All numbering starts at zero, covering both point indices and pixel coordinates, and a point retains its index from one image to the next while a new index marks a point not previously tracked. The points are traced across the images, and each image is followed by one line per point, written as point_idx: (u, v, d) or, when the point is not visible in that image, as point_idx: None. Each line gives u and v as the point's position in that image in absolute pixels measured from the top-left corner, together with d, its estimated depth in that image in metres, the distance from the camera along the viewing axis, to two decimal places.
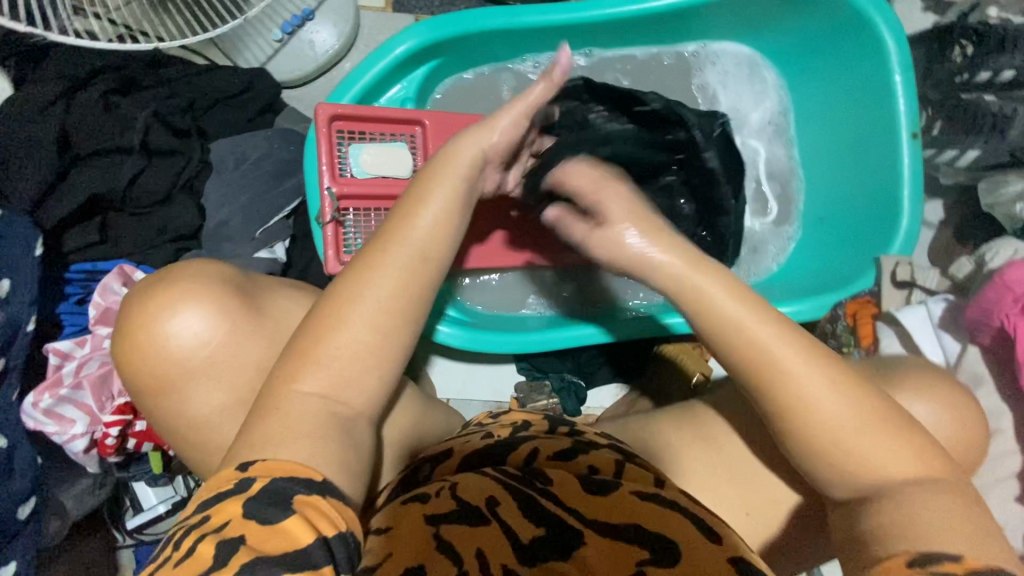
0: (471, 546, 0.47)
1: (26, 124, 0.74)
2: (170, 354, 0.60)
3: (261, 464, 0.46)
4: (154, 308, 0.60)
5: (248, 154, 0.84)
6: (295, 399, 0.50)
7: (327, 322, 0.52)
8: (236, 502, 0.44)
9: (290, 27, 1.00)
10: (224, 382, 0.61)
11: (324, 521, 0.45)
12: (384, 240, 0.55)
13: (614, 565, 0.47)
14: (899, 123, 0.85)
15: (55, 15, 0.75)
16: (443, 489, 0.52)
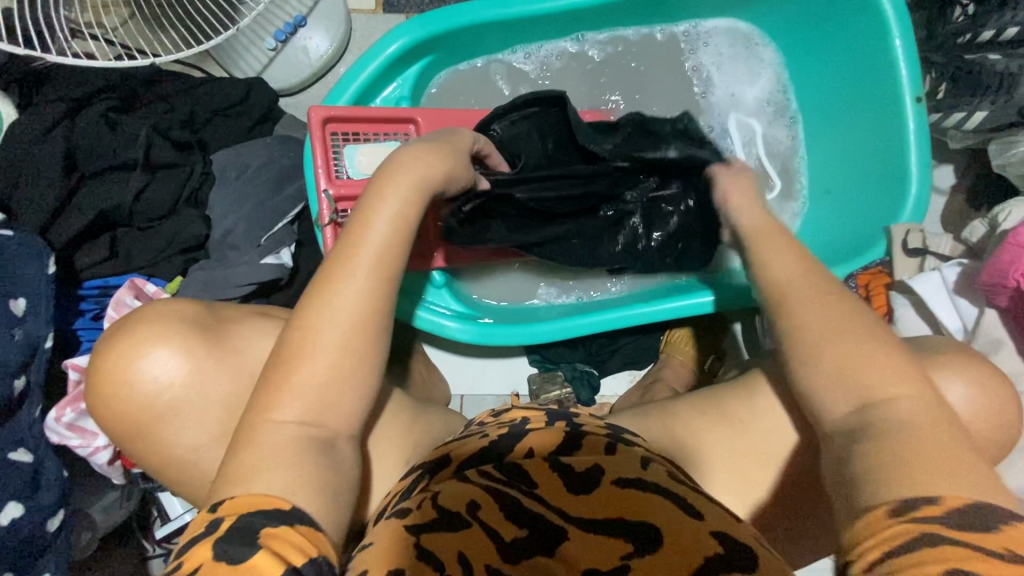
0: (452, 549, 0.48)
1: (32, 147, 0.76)
2: (144, 397, 0.60)
3: (229, 503, 0.47)
4: (118, 355, 0.60)
5: (249, 163, 0.86)
6: (270, 429, 0.51)
7: (303, 333, 0.54)
8: (205, 546, 0.43)
9: (283, 35, 1.01)
10: (201, 419, 0.61)
11: (294, 553, 0.44)
12: (344, 250, 0.57)
13: (601, 558, 0.49)
14: (900, 89, 0.84)
15: (53, 38, 0.76)
16: (424, 501, 0.53)
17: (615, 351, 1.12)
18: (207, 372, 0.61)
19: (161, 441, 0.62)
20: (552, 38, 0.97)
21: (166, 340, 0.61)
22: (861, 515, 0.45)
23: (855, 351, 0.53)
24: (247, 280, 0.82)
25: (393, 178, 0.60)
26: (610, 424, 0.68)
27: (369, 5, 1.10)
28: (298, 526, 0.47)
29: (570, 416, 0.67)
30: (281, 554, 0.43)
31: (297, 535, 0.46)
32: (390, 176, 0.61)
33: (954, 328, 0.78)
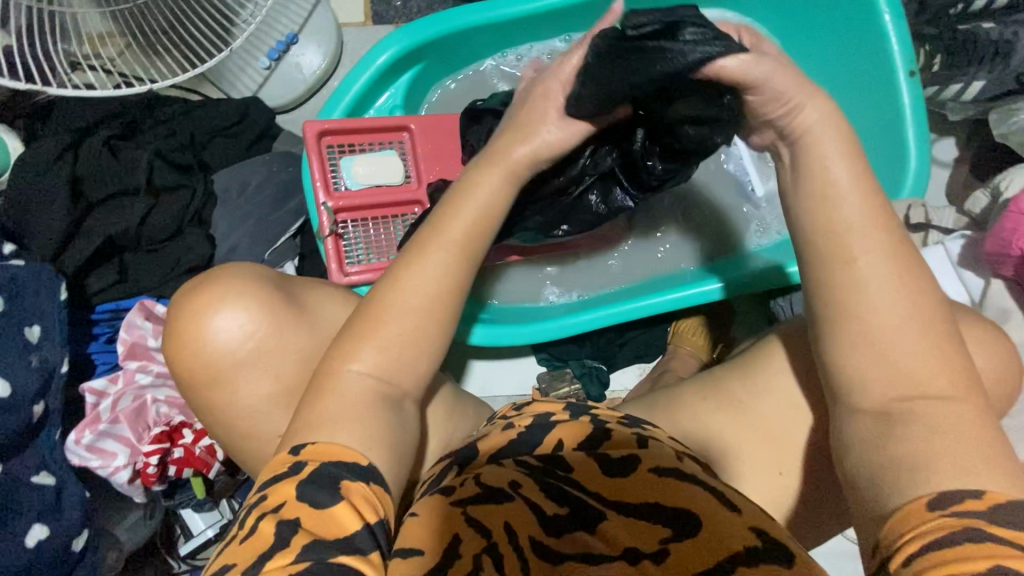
0: (498, 521, 0.53)
1: (40, 178, 0.78)
2: (218, 345, 0.66)
3: (311, 448, 0.50)
4: (201, 307, 0.66)
5: (249, 181, 0.87)
6: (350, 375, 0.54)
7: (378, 308, 0.57)
8: (290, 485, 0.47)
9: (276, 53, 1.03)
10: (269, 371, 0.67)
11: (368, 509, 0.47)
12: (437, 230, 0.60)
13: (637, 538, 0.53)
14: (894, 64, 0.83)
15: (54, 72, 0.78)
16: (466, 480, 0.56)
17: (623, 345, 1.12)
18: (279, 331, 0.67)
19: (217, 399, 0.67)
20: (540, 38, 0.97)
21: (242, 300, 0.67)
22: (891, 517, 0.46)
23: (876, 322, 0.51)
24: None
25: (491, 164, 0.63)
26: (628, 416, 0.66)
27: (358, 18, 1.12)
28: (372, 482, 0.49)
29: (590, 409, 0.65)
30: (358, 509, 0.46)
31: (374, 495, 0.49)
32: (485, 162, 0.63)
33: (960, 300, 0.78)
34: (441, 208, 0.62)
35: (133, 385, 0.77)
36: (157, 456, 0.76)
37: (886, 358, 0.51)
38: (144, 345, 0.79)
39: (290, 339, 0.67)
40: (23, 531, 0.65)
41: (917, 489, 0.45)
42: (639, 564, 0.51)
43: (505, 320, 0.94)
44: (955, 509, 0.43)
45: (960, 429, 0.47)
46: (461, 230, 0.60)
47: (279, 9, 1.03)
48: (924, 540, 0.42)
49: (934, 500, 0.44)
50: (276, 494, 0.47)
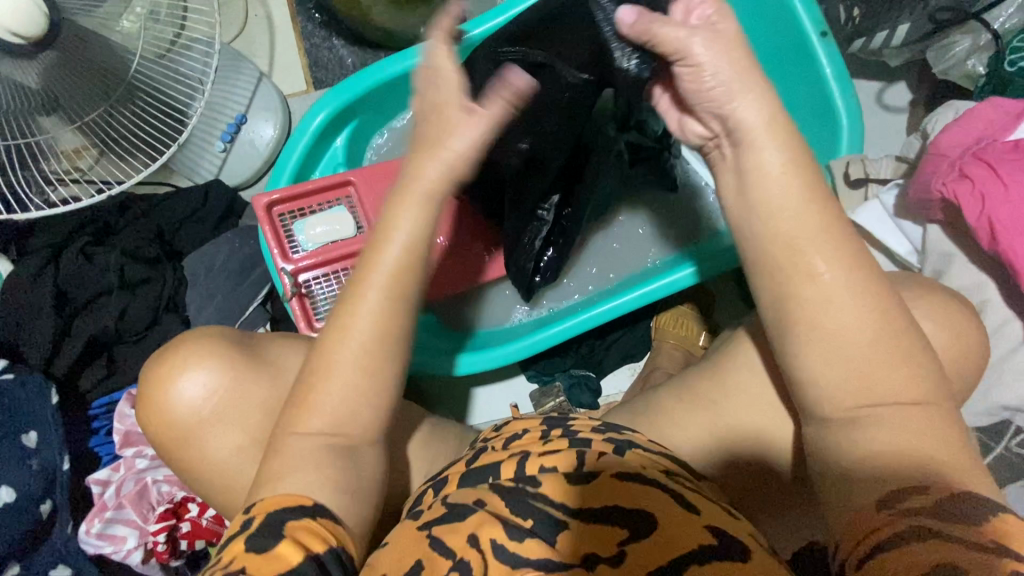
0: (463, 536, 0.50)
1: (26, 294, 0.85)
2: (190, 404, 0.67)
3: (260, 504, 0.52)
4: (168, 369, 0.68)
5: (214, 260, 0.92)
6: (300, 432, 0.56)
7: (321, 371, 0.57)
8: (238, 540, 0.49)
9: (228, 135, 1.09)
10: (240, 424, 0.68)
11: (316, 541, 0.49)
12: (365, 270, 0.57)
13: (598, 540, 0.49)
14: (805, 28, 0.82)
15: (27, 196, 0.86)
16: (435, 503, 0.57)
17: (609, 347, 1.13)
18: (240, 385, 0.68)
19: (195, 457, 0.68)
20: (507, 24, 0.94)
21: (212, 354, 0.68)
22: (848, 530, 0.48)
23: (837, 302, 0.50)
24: None
25: (405, 199, 0.56)
26: (606, 422, 0.66)
27: (300, 86, 1.19)
28: (320, 518, 0.52)
29: (566, 422, 0.65)
30: (304, 542, 0.49)
31: (320, 527, 0.51)
32: (400, 197, 0.57)
33: (905, 251, 0.78)
34: (365, 248, 0.58)
35: (134, 470, 0.82)
36: (164, 534, 0.80)
37: (814, 324, 0.50)
38: (137, 431, 0.84)
39: (263, 386, 0.69)
40: None
41: (863, 499, 0.48)
42: (596, 568, 0.48)
43: (494, 343, 0.96)
44: (908, 504, 0.46)
45: (903, 413, 0.50)
46: (384, 272, 0.57)
47: (223, 94, 1.09)
48: (879, 538, 0.45)
49: (884, 501, 0.47)
50: (228, 551, 0.49)
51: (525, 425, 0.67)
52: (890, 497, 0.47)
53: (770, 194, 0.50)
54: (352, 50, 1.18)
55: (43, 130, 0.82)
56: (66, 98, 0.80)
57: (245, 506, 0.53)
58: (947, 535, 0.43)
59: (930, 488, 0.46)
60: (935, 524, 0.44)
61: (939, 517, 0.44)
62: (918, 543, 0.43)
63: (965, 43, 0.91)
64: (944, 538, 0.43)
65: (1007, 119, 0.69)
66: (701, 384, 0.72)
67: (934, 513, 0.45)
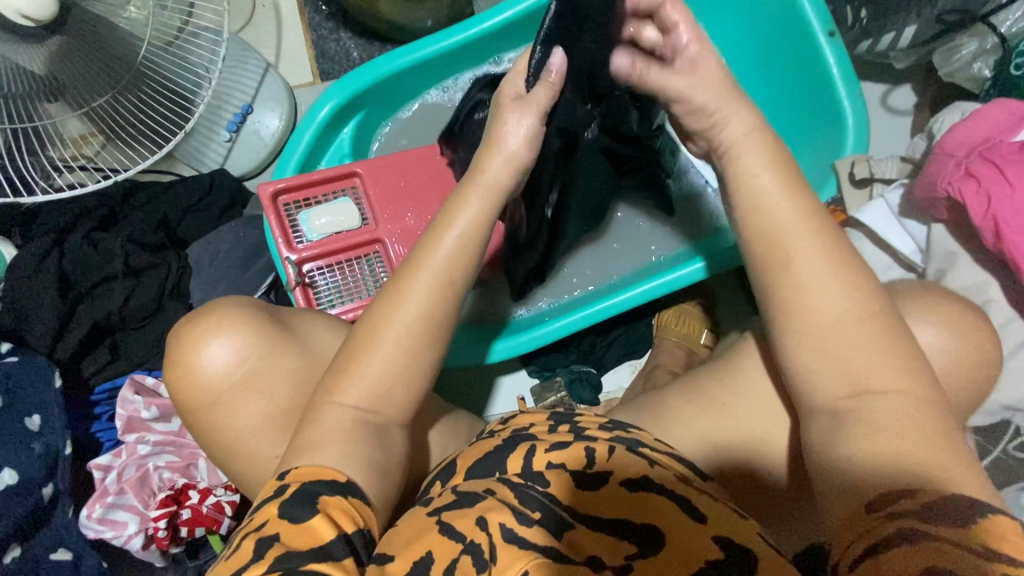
0: (472, 520, 0.50)
1: (31, 277, 0.85)
2: (218, 369, 0.67)
3: (294, 472, 0.53)
4: (198, 333, 0.67)
5: (219, 248, 0.93)
6: (335, 408, 0.57)
7: (358, 356, 0.58)
8: (273, 505, 0.50)
9: (234, 125, 1.09)
10: (257, 401, 0.67)
11: (347, 520, 0.50)
12: (418, 259, 0.60)
13: (604, 550, 0.49)
14: (813, 28, 0.83)
15: (34, 181, 0.86)
16: (445, 491, 0.57)
17: (610, 344, 1.13)
18: (271, 352, 0.68)
19: (209, 430, 0.68)
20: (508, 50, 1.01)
21: (233, 325, 0.68)
22: (846, 525, 0.48)
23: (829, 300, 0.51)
24: None
25: (470, 195, 0.61)
26: (613, 420, 0.66)
27: (307, 78, 1.19)
28: (352, 496, 0.52)
29: (572, 418, 0.65)
30: (335, 518, 0.49)
31: (352, 507, 0.51)
32: (465, 193, 0.61)
33: (909, 250, 0.78)
34: (422, 241, 0.61)
35: (136, 455, 0.82)
36: (165, 520, 0.80)
37: (818, 315, 0.52)
38: (140, 416, 0.84)
39: (286, 358, 0.68)
40: None
41: (863, 494, 0.48)
42: (600, 571, 0.47)
43: (512, 330, 0.95)
44: (891, 510, 0.46)
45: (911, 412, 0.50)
46: (440, 260, 0.60)
47: (230, 83, 1.10)
48: (875, 537, 0.45)
49: (873, 503, 0.47)
50: (262, 514, 0.50)
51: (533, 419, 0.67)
52: (873, 503, 0.47)
53: (763, 190, 0.55)
54: (359, 42, 1.18)
55: (49, 116, 0.82)
56: (74, 84, 0.80)
57: (277, 473, 0.54)
58: (937, 535, 0.42)
59: (917, 491, 0.46)
60: (915, 523, 0.44)
61: (921, 517, 0.44)
62: (911, 547, 0.42)
63: (971, 46, 0.92)
64: (926, 536, 0.42)
65: (1011, 121, 0.70)
66: (706, 382, 0.73)
67: (918, 512, 0.44)
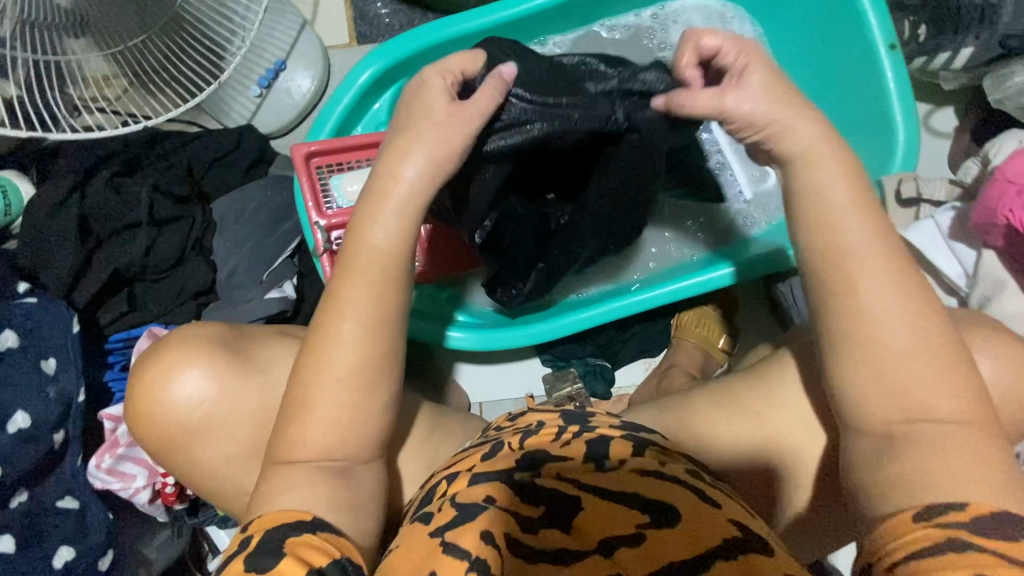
0: (478, 531, 0.50)
1: (51, 217, 0.82)
2: (178, 414, 0.64)
3: (257, 521, 0.51)
4: (157, 378, 0.64)
5: (246, 206, 0.90)
6: (308, 429, 0.55)
7: (306, 377, 0.56)
8: (240, 559, 0.47)
9: (266, 81, 1.06)
10: (234, 433, 0.66)
11: (319, 552, 0.48)
12: (346, 267, 0.57)
13: (615, 522, 0.51)
14: (873, 40, 0.81)
15: (58, 118, 0.82)
16: (444, 503, 0.54)
17: (627, 340, 1.12)
18: (234, 397, 0.65)
19: (199, 463, 0.66)
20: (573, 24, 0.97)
21: (192, 358, 0.65)
22: (881, 526, 0.49)
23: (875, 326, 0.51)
24: (255, 316, 0.85)
25: (381, 192, 0.57)
26: (623, 419, 0.64)
27: (343, 39, 1.15)
28: (320, 530, 0.51)
29: (586, 419, 0.63)
30: (310, 558, 0.47)
31: (323, 542, 0.50)
32: (376, 189, 0.57)
33: (955, 274, 0.78)
34: (354, 223, 0.58)
35: None
36: (174, 477, 0.79)
37: (882, 343, 0.51)
38: None
39: (251, 398, 0.66)
40: (51, 552, 0.69)
41: (896, 503, 0.49)
42: (615, 556, 0.49)
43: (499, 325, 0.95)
44: (940, 519, 0.46)
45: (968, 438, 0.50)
46: (369, 267, 0.56)
47: (266, 37, 1.06)
48: (915, 548, 0.46)
49: (919, 513, 0.47)
50: (230, 571, 0.47)
51: (540, 418, 0.65)
52: (926, 509, 0.47)
53: (833, 209, 0.53)
54: (399, 8, 1.15)
55: (71, 53, 0.78)
56: (102, 21, 0.77)
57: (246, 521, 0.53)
58: (976, 545, 0.44)
59: (965, 503, 0.46)
60: (962, 531, 0.45)
61: (965, 530, 0.45)
62: (953, 554, 0.44)
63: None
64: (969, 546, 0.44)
65: None
66: (750, 398, 0.72)
67: (969, 524, 0.45)
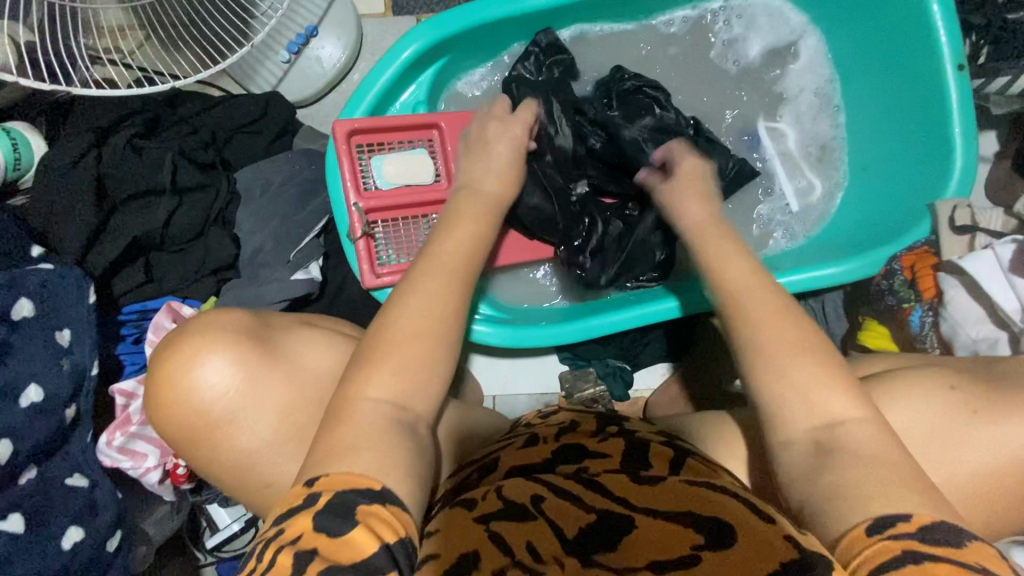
0: (522, 539, 0.46)
1: (65, 178, 0.77)
2: (196, 409, 0.61)
3: (325, 479, 0.45)
4: (170, 370, 0.61)
5: (273, 179, 0.86)
6: (364, 407, 0.51)
7: (362, 368, 0.53)
8: (306, 516, 0.42)
9: (295, 46, 1.00)
10: (262, 422, 0.62)
11: (385, 527, 0.43)
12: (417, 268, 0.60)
13: (662, 545, 0.45)
14: (942, 58, 0.79)
15: (76, 69, 0.76)
16: (488, 492, 0.51)
17: (647, 343, 1.08)
18: (255, 392, 0.62)
19: (219, 458, 0.63)
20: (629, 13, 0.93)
21: (216, 351, 0.62)
22: (836, 542, 0.43)
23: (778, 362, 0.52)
24: (278, 297, 0.82)
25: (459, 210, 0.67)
26: (667, 433, 0.63)
27: (378, 9, 1.09)
28: (389, 503, 0.44)
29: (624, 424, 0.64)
30: (374, 529, 0.42)
31: (391, 515, 0.44)
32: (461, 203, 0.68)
33: (1011, 307, 0.72)
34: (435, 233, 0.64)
35: None
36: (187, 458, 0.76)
37: (782, 362, 0.52)
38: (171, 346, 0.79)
39: (271, 392, 0.63)
40: (60, 533, 0.65)
41: (853, 516, 0.43)
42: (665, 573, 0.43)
43: (522, 322, 0.90)
44: (892, 531, 0.41)
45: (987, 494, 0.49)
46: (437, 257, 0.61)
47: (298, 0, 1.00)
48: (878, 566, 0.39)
49: (872, 524, 0.42)
50: (293, 526, 0.42)
51: (573, 418, 0.67)
52: (868, 524, 0.42)
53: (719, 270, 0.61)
54: None
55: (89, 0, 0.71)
56: None
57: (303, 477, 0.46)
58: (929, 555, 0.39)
59: (909, 514, 0.42)
60: (916, 543, 0.40)
61: (919, 540, 0.40)
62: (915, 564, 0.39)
63: None
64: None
65: None
66: None
67: (917, 533, 0.40)
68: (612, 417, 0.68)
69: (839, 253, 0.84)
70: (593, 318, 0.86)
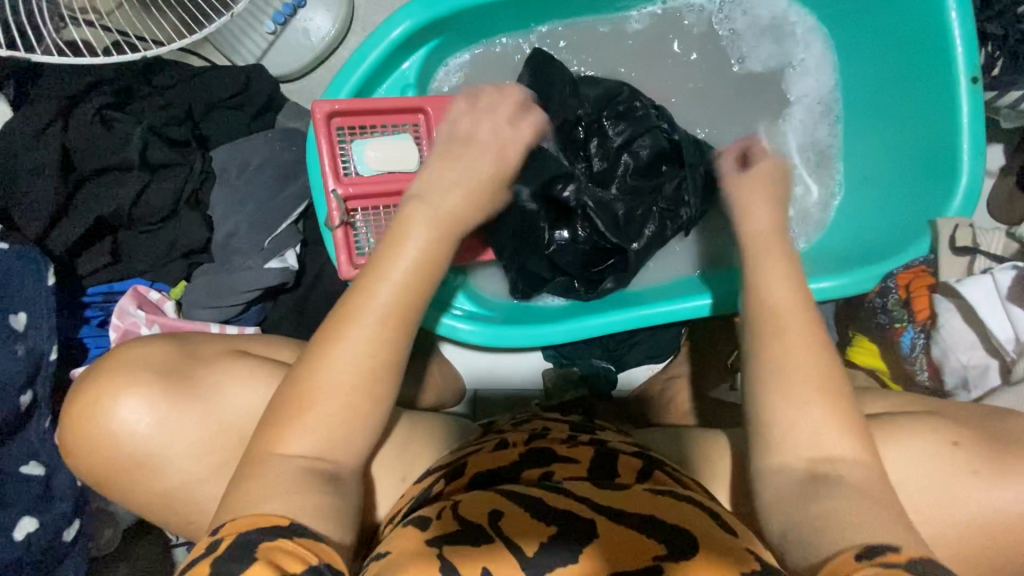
0: (476, 561, 0.43)
1: (26, 152, 0.73)
2: (116, 441, 0.55)
3: (232, 524, 0.43)
4: (87, 402, 0.55)
5: (250, 159, 0.81)
6: (281, 461, 0.48)
7: (299, 401, 0.50)
8: (206, 564, 0.39)
9: (281, 17, 0.95)
10: (192, 455, 0.56)
11: (291, 559, 0.40)
12: (355, 299, 0.53)
13: (630, 552, 0.44)
14: (955, 69, 0.76)
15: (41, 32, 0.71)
16: (444, 509, 0.48)
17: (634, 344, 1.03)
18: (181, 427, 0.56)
19: (154, 489, 0.57)
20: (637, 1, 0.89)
21: (138, 384, 0.56)
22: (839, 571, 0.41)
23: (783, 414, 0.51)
24: (252, 286, 0.79)
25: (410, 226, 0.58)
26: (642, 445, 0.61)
27: None
28: (299, 536, 0.42)
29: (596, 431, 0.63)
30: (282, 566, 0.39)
31: (302, 548, 0.41)
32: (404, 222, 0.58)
33: (1006, 337, 0.73)
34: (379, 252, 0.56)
35: None
36: None
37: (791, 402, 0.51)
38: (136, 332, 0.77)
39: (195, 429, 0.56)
40: (12, 523, 0.63)
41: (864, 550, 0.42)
42: None
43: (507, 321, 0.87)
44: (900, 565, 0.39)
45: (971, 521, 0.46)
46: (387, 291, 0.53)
47: None
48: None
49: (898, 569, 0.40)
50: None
51: (546, 424, 0.65)
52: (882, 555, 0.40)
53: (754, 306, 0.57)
54: None
55: None
56: None
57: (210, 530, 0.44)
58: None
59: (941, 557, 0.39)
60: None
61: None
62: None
63: None
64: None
65: None
66: None
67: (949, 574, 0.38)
68: (585, 425, 0.66)
69: (831, 266, 0.80)
70: (576, 320, 0.84)
